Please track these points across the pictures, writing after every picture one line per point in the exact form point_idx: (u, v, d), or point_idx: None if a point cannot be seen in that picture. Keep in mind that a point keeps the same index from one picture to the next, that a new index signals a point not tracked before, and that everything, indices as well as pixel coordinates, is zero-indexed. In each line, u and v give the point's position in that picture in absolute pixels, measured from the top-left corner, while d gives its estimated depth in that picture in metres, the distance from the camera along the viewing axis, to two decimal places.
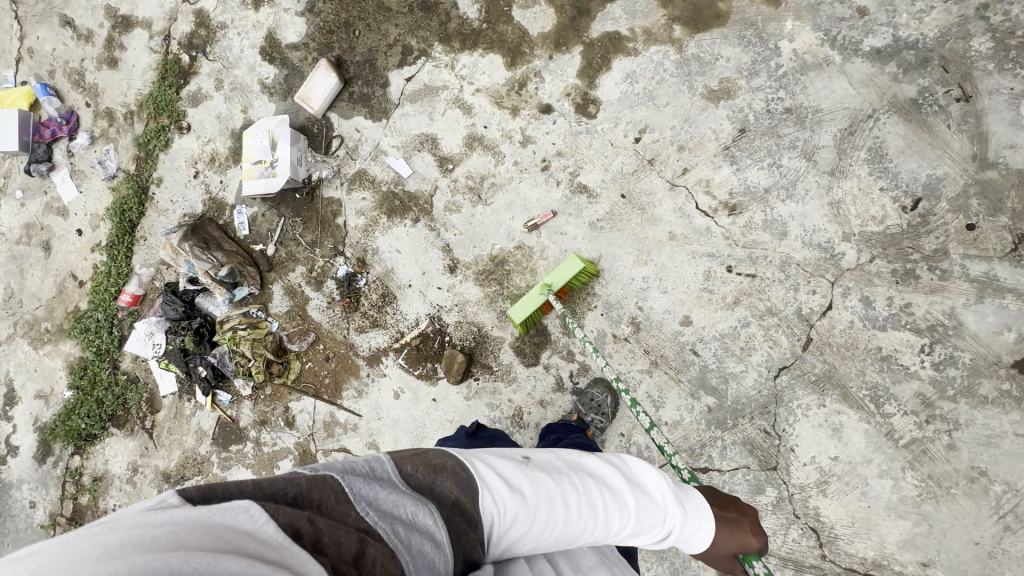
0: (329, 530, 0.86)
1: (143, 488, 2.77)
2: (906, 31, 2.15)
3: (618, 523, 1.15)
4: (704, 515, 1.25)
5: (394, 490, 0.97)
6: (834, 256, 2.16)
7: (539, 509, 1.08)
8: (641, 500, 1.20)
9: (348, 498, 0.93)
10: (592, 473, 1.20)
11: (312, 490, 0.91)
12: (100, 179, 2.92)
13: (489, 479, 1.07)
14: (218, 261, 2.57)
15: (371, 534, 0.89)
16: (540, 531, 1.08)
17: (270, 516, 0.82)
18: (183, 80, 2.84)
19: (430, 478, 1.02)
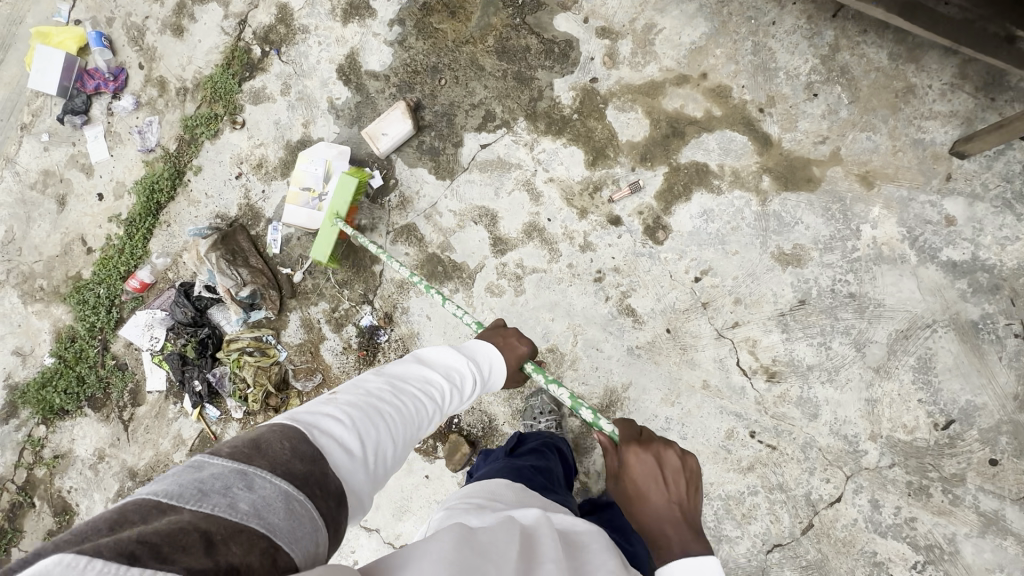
0: (172, 534, 0.70)
1: (105, 478, 2.66)
2: (987, 252, 2.14)
3: (437, 391, 1.36)
4: (493, 353, 1.61)
5: (220, 472, 0.83)
6: (855, 452, 2.16)
7: (381, 420, 1.13)
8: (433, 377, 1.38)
9: (179, 505, 0.77)
10: (400, 376, 1.33)
11: (128, 516, 0.73)
12: (136, 149, 2.76)
13: (320, 422, 1.03)
14: (241, 279, 2.47)
15: (213, 524, 0.75)
16: (395, 436, 1.14)
17: (90, 556, 0.61)
18: (249, 73, 2.69)
19: (288, 451, 0.93)
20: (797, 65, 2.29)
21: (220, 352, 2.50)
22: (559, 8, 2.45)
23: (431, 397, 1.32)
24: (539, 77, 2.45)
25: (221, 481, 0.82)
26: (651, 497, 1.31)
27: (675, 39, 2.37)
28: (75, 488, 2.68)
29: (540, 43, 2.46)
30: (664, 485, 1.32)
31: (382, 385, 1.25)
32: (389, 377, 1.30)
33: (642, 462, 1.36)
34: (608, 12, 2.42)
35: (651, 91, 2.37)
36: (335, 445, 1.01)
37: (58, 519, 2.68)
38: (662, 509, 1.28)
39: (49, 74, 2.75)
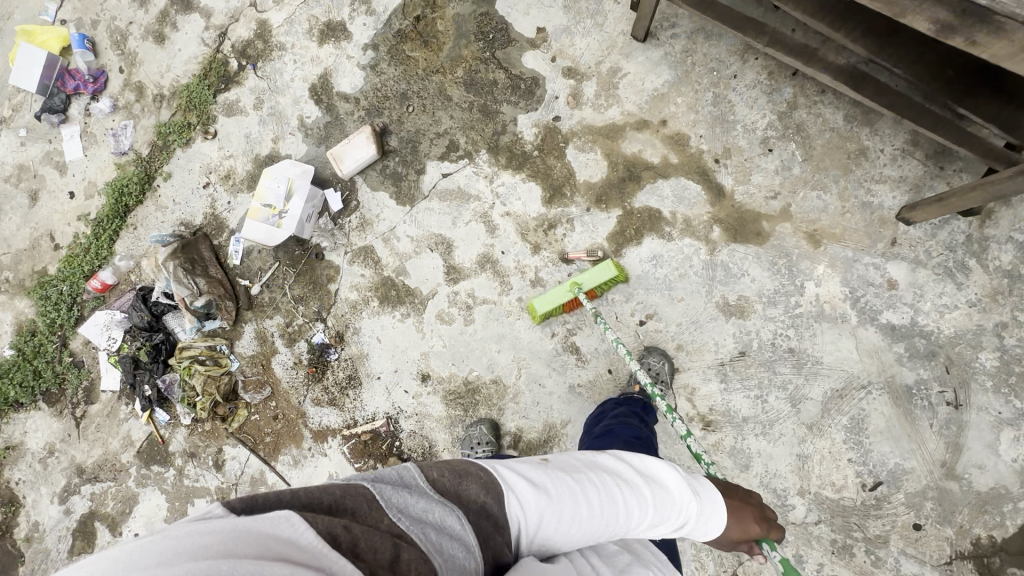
0: (366, 538, 0.87)
1: (53, 472, 2.70)
2: (925, 318, 2.17)
3: (640, 510, 1.18)
4: (716, 498, 1.30)
5: (425, 493, 1.01)
6: (783, 507, 2.18)
7: (546, 496, 1.12)
8: (674, 486, 1.26)
9: (384, 505, 0.96)
10: (644, 481, 1.24)
11: (344, 501, 0.93)
12: (110, 151, 2.80)
13: (512, 481, 1.12)
14: (197, 289, 2.51)
15: (405, 540, 0.91)
16: (553, 517, 1.10)
17: (309, 524, 0.83)
18: (224, 85, 2.74)
19: (481, 499, 1.06)
20: (754, 120, 2.34)
21: (173, 358, 2.54)
22: (528, 45, 2.50)
23: (642, 491, 1.21)
24: (504, 112, 2.49)
25: (421, 503, 0.99)
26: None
27: (638, 85, 2.42)
28: (23, 480, 2.72)
29: (507, 79, 2.50)
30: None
31: (570, 463, 1.24)
32: (596, 460, 1.28)
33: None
34: (575, 53, 2.47)
35: (611, 134, 2.42)
36: (507, 508, 1.07)
37: (4, 510, 2.71)
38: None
39: (30, 71, 2.80)
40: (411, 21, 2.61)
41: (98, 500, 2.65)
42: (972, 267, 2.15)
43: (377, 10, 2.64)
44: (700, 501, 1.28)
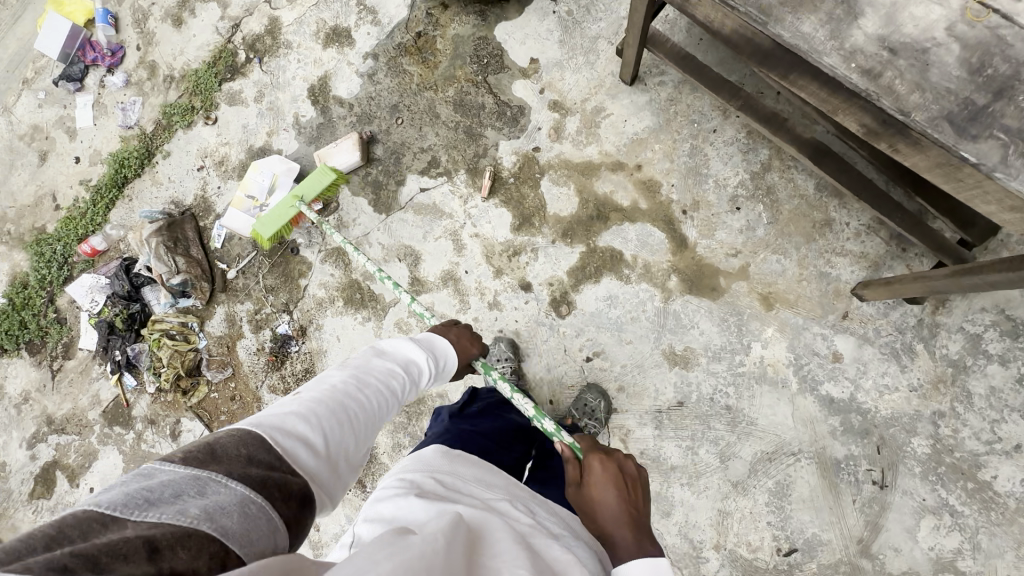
0: (111, 547, 0.70)
1: (25, 418, 2.87)
2: (864, 395, 2.19)
3: (398, 383, 1.33)
4: (448, 351, 1.55)
5: (176, 478, 0.84)
6: (697, 558, 2.23)
7: (321, 419, 1.09)
8: (409, 363, 1.39)
9: (124, 515, 0.77)
10: (393, 372, 1.33)
11: (66, 529, 0.73)
12: (117, 123, 2.95)
13: (282, 426, 1.02)
14: (176, 267, 2.64)
15: (158, 531, 0.75)
16: (339, 430, 1.10)
17: (19, 571, 0.63)
18: (230, 75, 2.86)
19: (243, 454, 0.93)
20: (726, 176, 2.37)
21: (146, 329, 2.67)
22: (520, 74, 2.56)
23: (392, 382, 1.31)
24: (487, 135, 2.56)
25: (173, 489, 0.82)
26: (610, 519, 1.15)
27: (619, 126, 2.46)
28: None
29: (495, 104, 2.57)
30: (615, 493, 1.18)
31: (323, 385, 1.18)
32: (347, 375, 1.25)
33: (604, 469, 1.22)
34: (564, 87, 2.52)
35: (586, 171, 2.47)
36: (293, 449, 0.99)
37: None
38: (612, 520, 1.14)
39: (54, 39, 2.97)
40: (412, 36, 2.69)
41: (62, 451, 2.81)
42: (918, 352, 2.17)
43: (381, 21, 2.73)
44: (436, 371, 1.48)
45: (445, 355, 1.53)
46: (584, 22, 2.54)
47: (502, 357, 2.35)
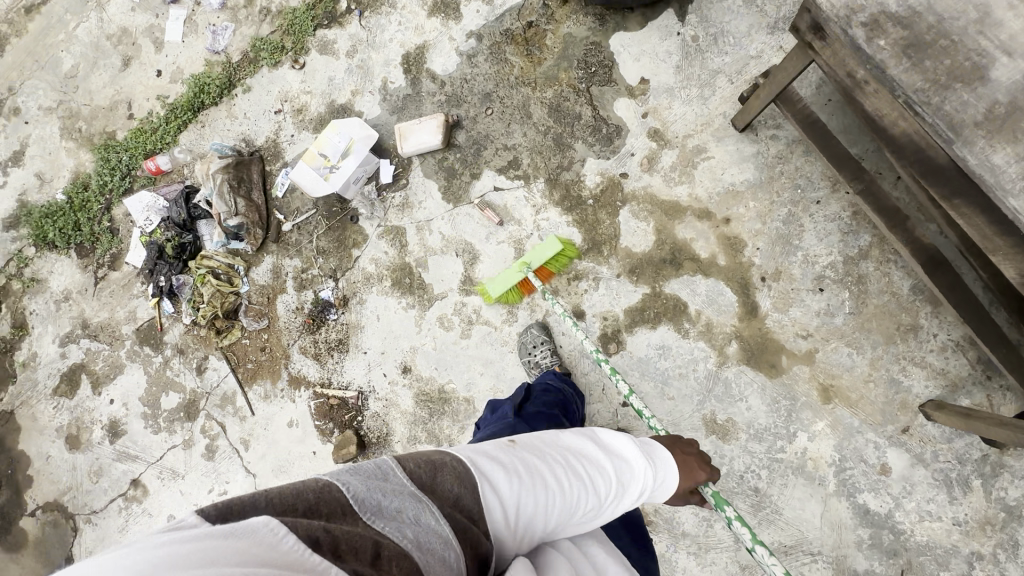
0: (349, 539, 0.78)
1: (62, 316, 2.92)
2: (903, 516, 2.08)
3: (604, 485, 1.17)
4: (668, 461, 1.31)
5: (402, 492, 0.92)
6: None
7: (515, 481, 1.06)
8: (624, 463, 1.23)
9: (360, 511, 0.85)
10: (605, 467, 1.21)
11: (320, 504, 0.83)
12: (205, 46, 2.88)
13: (486, 473, 1.04)
14: (235, 209, 2.60)
15: (385, 540, 0.83)
16: (529, 499, 1.05)
17: (290, 529, 0.73)
18: (327, 22, 2.75)
19: (454, 491, 0.97)
20: (818, 253, 2.21)
21: (193, 261, 2.67)
22: (625, 92, 2.41)
23: (609, 481, 1.19)
24: (576, 148, 2.43)
25: (397, 501, 0.90)
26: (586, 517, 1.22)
27: (717, 173, 2.31)
28: (36, 312, 2.95)
29: (592, 117, 2.43)
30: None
31: (533, 445, 1.17)
32: (559, 445, 1.20)
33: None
34: (668, 117, 2.37)
35: (670, 211, 2.33)
36: (485, 496, 1.00)
37: (12, 331, 2.96)
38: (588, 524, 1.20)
39: None
40: (522, 24, 2.54)
41: (90, 356, 2.86)
42: (974, 489, 2.04)
43: (494, 2, 2.58)
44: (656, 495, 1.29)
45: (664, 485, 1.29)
46: (707, 52, 2.36)
47: (536, 343, 2.33)
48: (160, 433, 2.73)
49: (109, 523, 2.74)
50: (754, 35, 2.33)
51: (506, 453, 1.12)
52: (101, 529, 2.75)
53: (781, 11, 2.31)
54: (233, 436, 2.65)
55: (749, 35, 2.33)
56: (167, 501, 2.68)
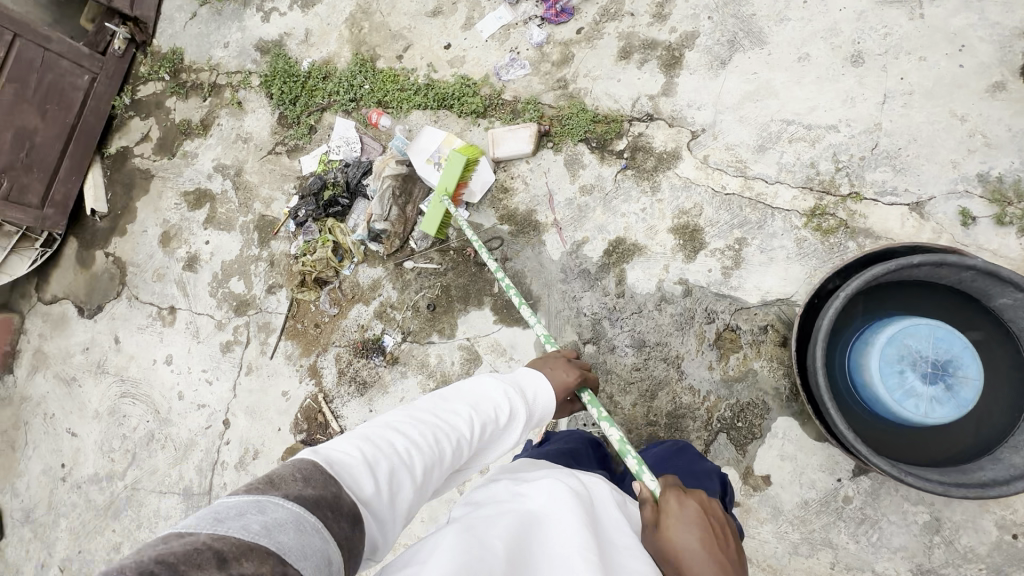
0: (186, 555, 0.71)
1: (232, 149, 3.20)
2: None
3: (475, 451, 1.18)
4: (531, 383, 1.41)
5: (238, 500, 0.82)
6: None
7: (407, 471, 1.05)
8: (510, 390, 1.31)
9: (197, 530, 0.76)
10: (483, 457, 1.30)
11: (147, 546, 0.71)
12: (496, 63, 2.81)
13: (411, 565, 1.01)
14: (388, 215, 2.68)
15: (224, 545, 0.74)
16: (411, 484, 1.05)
17: None
18: (594, 145, 2.59)
19: (301, 485, 0.89)
20: None
21: (330, 220, 2.82)
22: (741, 469, 2.19)
23: (483, 420, 1.23)
24: None
25: (237, 508, 0.80)
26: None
27: None
28: (221, 127, 3.25)
29: None
30: (701, 528, 1.15)
31: (411, 416, 1.17)
32: (439, 405, 1.23)
33: (683, 509, 1.19)
34: (749, 528, 2.15)
35: None
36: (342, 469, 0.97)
37: (197, 124, 3.29)
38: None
39: None
40: (728, 321, 2.29)
41: (222, 196, 3.16)
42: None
43: (729, 278, 2.32)
44: (526, 422, 1.32)
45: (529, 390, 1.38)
46: (840, 520, 2.07)
47: None
48: (211, 298, 3.05)
49: (138, 314, 3.18)
50: (895, 558, 2.01)
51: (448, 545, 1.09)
52: (130, 313, 3.19)
53: (942, 568, 1.96)
54: (248, 354, 2.92)
55: (890, 551, 2.01)
56: (177, 345, 3.06)
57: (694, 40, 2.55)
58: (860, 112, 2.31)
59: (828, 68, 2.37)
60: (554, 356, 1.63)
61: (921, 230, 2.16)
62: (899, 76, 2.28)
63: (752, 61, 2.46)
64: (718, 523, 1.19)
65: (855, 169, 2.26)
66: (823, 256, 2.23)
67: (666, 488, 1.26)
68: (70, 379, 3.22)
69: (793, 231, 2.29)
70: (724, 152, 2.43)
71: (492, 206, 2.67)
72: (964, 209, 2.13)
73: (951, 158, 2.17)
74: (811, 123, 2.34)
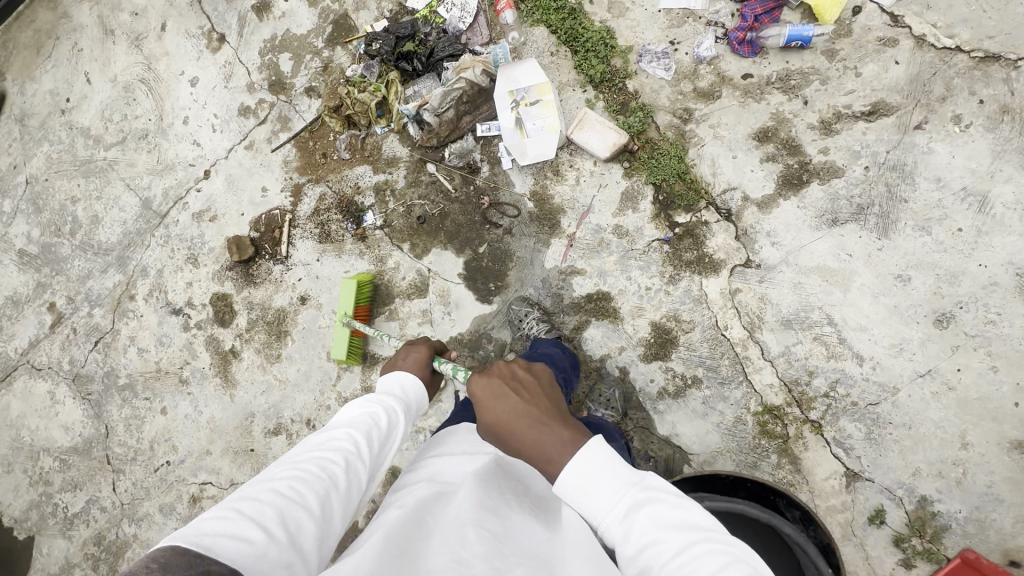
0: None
1: None
2: None
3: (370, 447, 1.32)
4: (405, 378, 1.59)
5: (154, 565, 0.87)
6: (123, 515, 2.96)
7: (297, 508, 1.11)
8: (370, 394, 1.46)
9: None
10: (381, 472, 1.38)
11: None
12: (648, 44, 2.42)
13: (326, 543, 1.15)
14: (439, 111, 2.50)
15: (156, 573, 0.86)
16: (306, 517, 1.11)
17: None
18: (659, 198, 2.37)
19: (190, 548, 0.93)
20: None
21: (394, 73, 2.64)
22: None
23: (363, 434, 1.32)
24: None
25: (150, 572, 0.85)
26: (546, 446, 1.19)
27: None
28: None
29: None
30: (517, 398, 1.30)
31: (288, 465, 1.22)
32: (314, 445, 1.29)
33: (488, 387, 1.33)
34: None
35: None
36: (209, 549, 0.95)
37: None
38: (554, 439, 1.19)
39: None
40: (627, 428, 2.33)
41: None
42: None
43: (659, 399, 2.31)
44: (405, 411, 1.48)
45: (401, 385, 1.55)
46: None
47: (321, 421, 2.69)
48: (258, 56, 2.92)
49: (192, 19, 3.05)
50: None
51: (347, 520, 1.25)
52: (186, 12, 3.06)
53: None
54: (257, 133, 2.91)
55: None
56: (207, 75, 3.00)
57: (830, 177, 2.21)
58: (894, 365, 2.13)
59: (911, 306, 2.12)
60: (404, 346, 1.76)
61: (834, 495, 2.14)
62: (958, 365, 2.07)
63: (858, 242, 2.17)
64: (521, 375, 1.38)
65: (837, 406, 2.15)
66: (743, 448, 2.21)
67: (471, 377, 1.39)
68: (108, 30, 3.18)
69: (742, 410, 2.23)
70: (755, 299, 2.26)
71: (534, 177, 2.50)
72: (881, 509, 2.10)
73: (917, 465, 2.07)
74: (845, 339, 2.16)
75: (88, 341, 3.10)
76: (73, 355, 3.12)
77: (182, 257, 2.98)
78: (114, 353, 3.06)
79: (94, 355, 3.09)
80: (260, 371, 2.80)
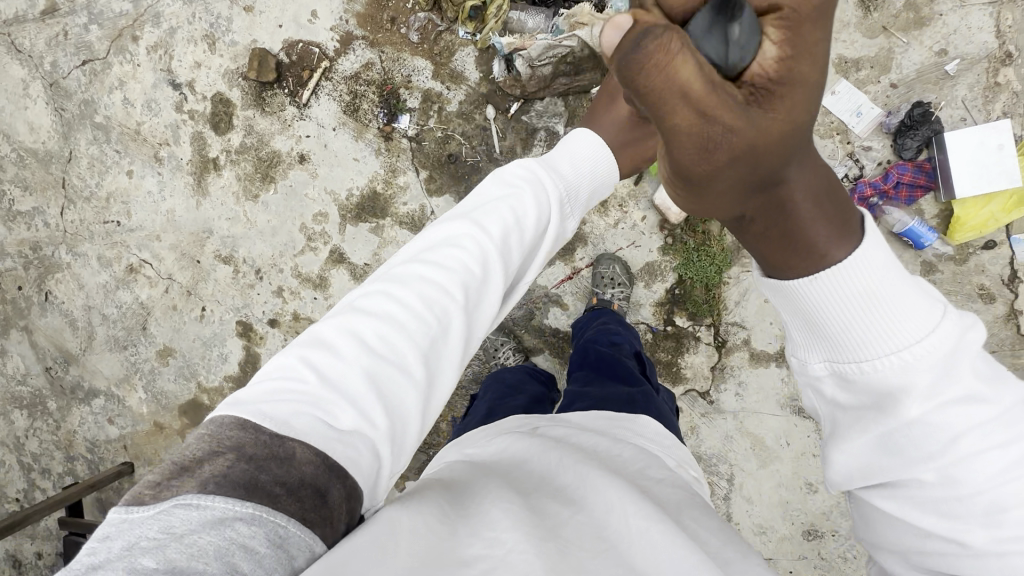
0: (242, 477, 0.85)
1: None
2: (83, 411, 3.13)
3: (489, 271, 1.19)
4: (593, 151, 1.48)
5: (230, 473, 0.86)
6: (62, 240, 3.00)
7: (389, 357, 1.03)
8: (502, 184, 1.32)
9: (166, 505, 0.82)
10: (514, 292, 1.34)
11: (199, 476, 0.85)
12: None
13: (429, 393, 1.07)
14: (535, 65, 2.18)
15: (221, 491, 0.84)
16: (402, 370, 1.03)
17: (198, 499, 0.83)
18: (675, 290, 2.23)
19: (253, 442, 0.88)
20: None
21: None
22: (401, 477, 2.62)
23: (486, 250, 1.19)
24: None
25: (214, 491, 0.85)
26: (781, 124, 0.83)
27: None
28: None
29: None
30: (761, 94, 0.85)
31: (382, 296, 1.11)
32: (419, 258, 1.18)
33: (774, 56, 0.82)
34: None
35: None
36: (288, 420, 0.91)
37: None
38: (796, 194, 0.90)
39: (967, 156, 1.86)
40: None
41: None
42: (75, 449, 3.18)
43: None
44: (562, 206, 1.35)
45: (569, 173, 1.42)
46: None
47: (268, 278, 2.70)
48: None
49: None
50: None
51: (462, 358, 1.15)
52: None
53: None
54: None
55: None
56: None
57: None
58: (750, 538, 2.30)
59: (800, 511, 2.24)
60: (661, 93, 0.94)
61: None
62: (792, 568, 2.26)
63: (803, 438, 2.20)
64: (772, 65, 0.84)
65: None
66: None
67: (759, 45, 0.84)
68: None
69: None
70: (686, 423, 2.30)
71: None
72: None
73: None
74: (730, 499, 2.30)
75: (76, 53, 2.80)
76: (56, 60, 2.84)
77: (200, 31, 2.61)
78: (98, 86, 2.80)
79: (77, 73, 2.82)
80: (232, 199, 2.69)
